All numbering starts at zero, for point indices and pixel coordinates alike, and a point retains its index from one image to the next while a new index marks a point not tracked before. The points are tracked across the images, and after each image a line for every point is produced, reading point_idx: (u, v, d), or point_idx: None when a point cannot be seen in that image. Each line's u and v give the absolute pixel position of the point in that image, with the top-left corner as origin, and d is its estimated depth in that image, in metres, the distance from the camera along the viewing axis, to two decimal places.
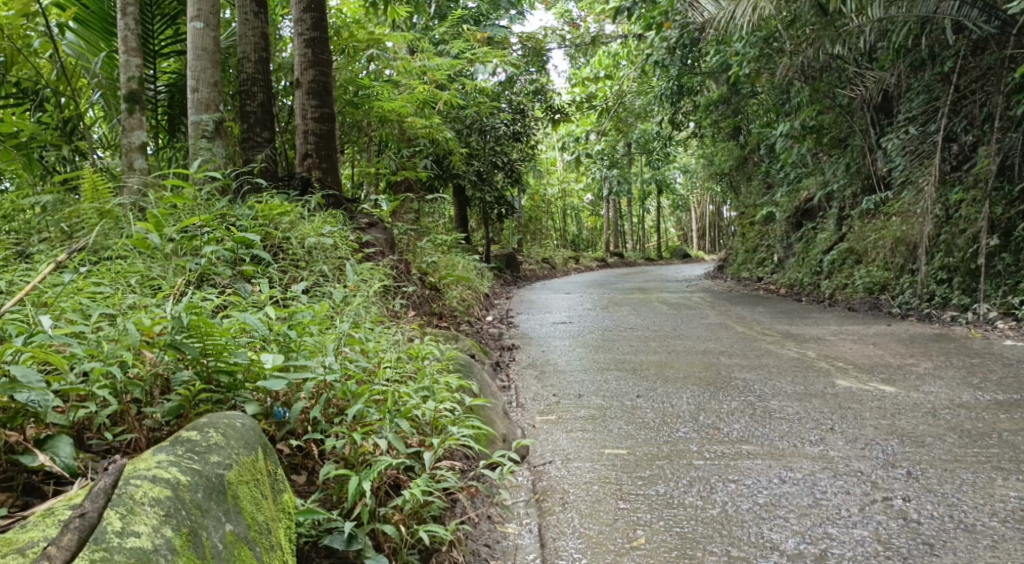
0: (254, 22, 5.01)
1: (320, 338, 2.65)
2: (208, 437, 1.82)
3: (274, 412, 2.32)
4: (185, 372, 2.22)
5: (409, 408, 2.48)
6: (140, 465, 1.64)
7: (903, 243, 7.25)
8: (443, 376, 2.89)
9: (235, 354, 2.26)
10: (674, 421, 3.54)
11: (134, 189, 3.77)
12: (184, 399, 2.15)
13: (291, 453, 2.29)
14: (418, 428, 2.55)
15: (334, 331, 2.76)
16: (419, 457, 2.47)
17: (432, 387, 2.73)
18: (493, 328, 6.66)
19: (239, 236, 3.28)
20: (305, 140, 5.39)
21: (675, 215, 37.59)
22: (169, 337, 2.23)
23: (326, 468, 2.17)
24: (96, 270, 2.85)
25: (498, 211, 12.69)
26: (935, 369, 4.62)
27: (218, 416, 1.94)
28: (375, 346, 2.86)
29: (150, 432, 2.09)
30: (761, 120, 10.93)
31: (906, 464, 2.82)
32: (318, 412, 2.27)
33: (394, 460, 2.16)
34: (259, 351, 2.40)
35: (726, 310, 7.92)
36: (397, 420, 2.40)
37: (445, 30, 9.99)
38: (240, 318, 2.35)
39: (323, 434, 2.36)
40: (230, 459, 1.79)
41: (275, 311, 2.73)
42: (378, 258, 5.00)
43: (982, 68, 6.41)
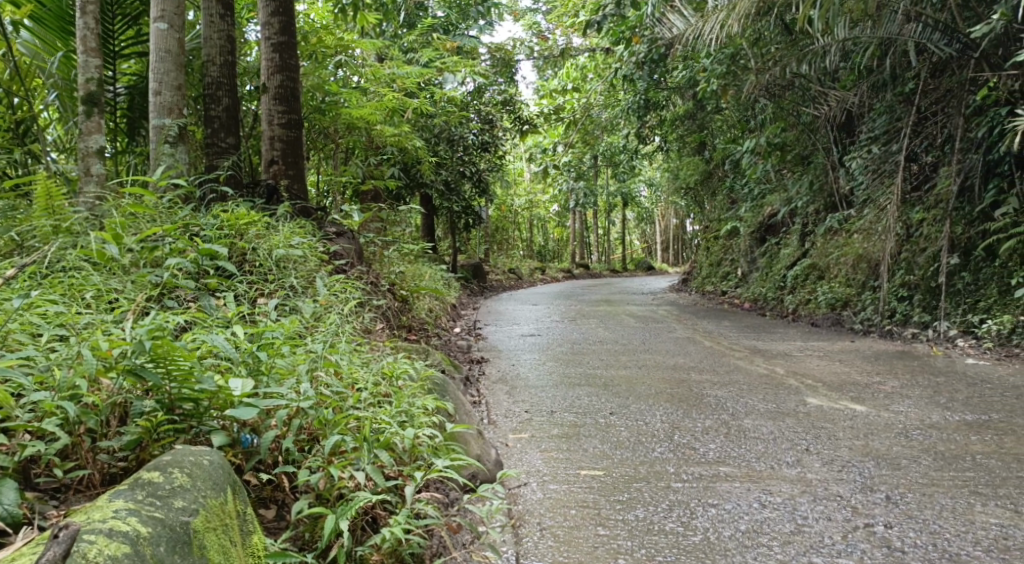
0: (220, 24, 4.87)
1: (291, 360, 2.53)
2: (173, 478, 1.76)
3: (241, 440, 2.22)
4: (145, 401, 2.11)
5: (388, 437, 2.35)
6: (96, 516, 1.58)
7: (865, 260, 7.34)
8: (420, 398, 2.78)
9: (201, 381, 2.14)
10: (650, 440, 3.49)
11: (89, 196, 3.60)
12: (145, 430, 2.06)
13: (260, 485, 2.19)
14: (397, 456, 2.43)
15: (306, 352, 2.65)
16: (398, 489, 2.34)
17: (410, 412, 2.62)
18: (461, 341, 6.55)
19: (204, 248, 3.14)
20: (271, 147, 5.25)
21: (640, 228, 37.87)
22: (128, 362, 2.09)
23: (299, 505, 2.07)
24: (47, 283, 2.70)
25: (465, 220, 12.58)
26: (902, 387, 4.65)
27: (184, 453, 1.86)
28: (349, 367, 2.75)
29: (104, 468, 2.01)
30: (726, 136, 11.04)
31: (884, 488, 2.81)
32: (289, 443, 2.16)
33: (371, 496, 2.05)
34: (226, 375, 2.28)
35: (693, 324, 7.93)
36: (376, 451, 2.27)
37: (414, 38, 9.89)
38: (208, 343, 2.23)
39: (295, 465, 2.25)
40: (196, 503, 1.73)
41: (244, 330, 2.61)
42: (346, 269, 4.87)
43: (942, 90, 6.52)
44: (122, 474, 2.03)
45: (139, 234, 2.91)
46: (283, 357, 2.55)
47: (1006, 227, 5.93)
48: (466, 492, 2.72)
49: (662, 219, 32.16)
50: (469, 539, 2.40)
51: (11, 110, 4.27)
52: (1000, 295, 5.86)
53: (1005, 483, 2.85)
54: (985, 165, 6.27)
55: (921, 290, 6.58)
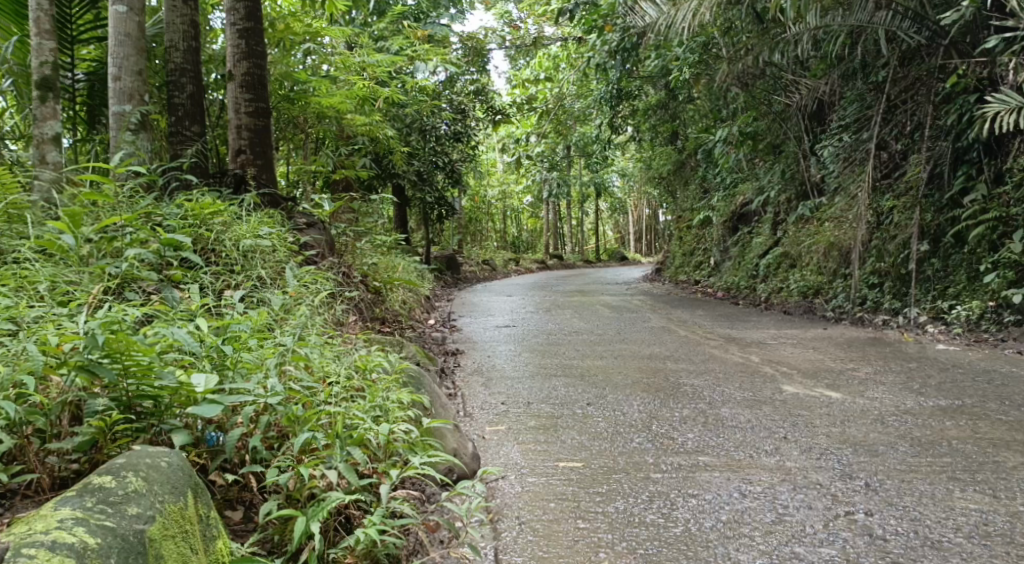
0: (183, 9, 4.71)
1: (259, 354, 2.45)
2: (127, 483, 1.68)
3: (206, 438, 2.14)
4: (99, 399, 2.01)
5: (362, 433, 2.27)
6: (39, 528, 1.51)
7: (836, 249, 7.39)
8: (394, 392, 2.70)
9: (160, 377, 2.04)
10: (628, 431, 3.45)
11: (45, 187, 3.45)
12: (99, 431, 1.96)
13: (226, 486, 2.12)
14: (371, 453, 2.36)
15: (275, 345, 2.57)
16: (372, 487, 2.27)
17: (384, 406, 2.55)
18: (435, 332, 6.47)
19: (166, 238, 3.02)
20: (238, 136, 5.11)
21: (613, 219, 37.97)
22: (80, 358, 1.98)
23: (267, 506, 1.99)
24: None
25: (438, 212, 12.42)
26: (875, 373, 4.68)
27: (139, 456, 1.78)
28: (321, 362, 2.68)
29: (53, 471, 1.91)
30: (698, 126, 11.07)
31: (863, 475, 2.80)
32: (256, 442, 2.09)
33: (343, 496, 1.98)
34: (188, 371, 2.19)
35: (667, 313, 7.94)
36: (348, 448, 2.20)
37: (384, 26, 9.73)
38: (170, 336, 2.15)
39: (263, 464, 2.17)
40: (152, 509, 1.64)
41: (208, 323, 2.52)
42: (316, 261, 4.77)
43: (911, 79, 6.56)
44: (73, 478, 1.92)
45: (97, 225, 2.78)
46: (251, 350, 2.47)
47: (974, 214, 6.00)
48: (443, 488, 2.67)
49: (635, 209, 32.28)
50: (447, 536, 2.34)
51: None
52: (969, 281, 5.92)
53: (982, 468, 2.86)
54: (954, 152, 6.31)
55: (892, 277, 6.63)
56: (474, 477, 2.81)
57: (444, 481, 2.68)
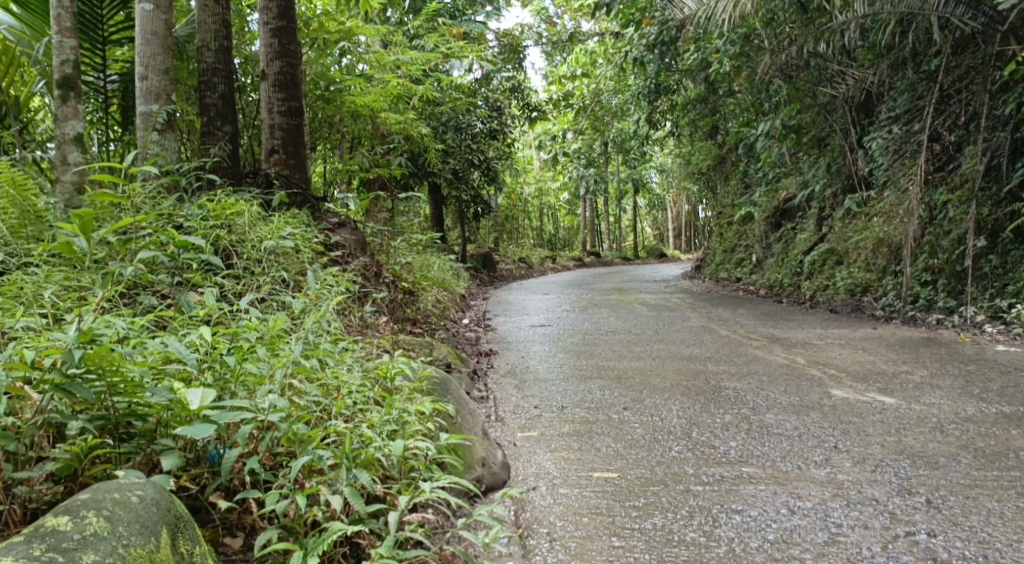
0: (215, 8, 4.66)
1: (269, 364, 2.36)
2: (85, 526, 1.61)
3: (208, 457, 2.09)
4: (79, 420, 1.94)
5: (371, 454, 2.19)
6: None
7: (885, 245, 7.09)
8: (413, 403, 2.61)
9: (151, 393, 1.99)
10: (667, 438, 3.28)
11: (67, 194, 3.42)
12: (75, 456, 1.90)
13: (226, 509, 2.06)
14: (385, 472, 2.29)
15: (285, 354, 2.48)
16: (382, 512, 2.19)
17: (400, 419, 2.47)
18: (469, 332, 6.36)
19: (180, 240, 2.93)
20: (272, 136, 5.06)
21: (652, 215, 37.48)
22: (58, 376, 1.91)
23: (265, 536, 1.91)
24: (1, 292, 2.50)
25: (474, 209, 12.31)
26: (931, 377, 4.42)
27: (107, 490, 1.71)
28: (336, 371, 2.60)
29: (26, 501, 1.83)
30: (739, 120, 10.76)
31: (924, 490, 2.59)
32: (255, 465, 2.01)
33: (345, 528, 1.90)
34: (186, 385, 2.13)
35: (708, 312, 7.70)
36: (355, 471, 2.11)
37: (420, 24, 9.62)
38: (165, 349, 2.08)
39: (265, 488, 2.09)
40: (111, 557, 1.58)
41: (214, 332, 2.45)
42: (344, 262, 4.70)
43: (965, 68, 6.24)
44: (47, 508, 1.85)
45: (108, 228, 2.70)
46: (259, 361, 2.39)
47: None
48: (471, 501, 2.58)
49: (674, 204, 31.83)
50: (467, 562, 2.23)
51: None
52: None
53: None
54: (1012, 143, 6.01)
55: (945, 274, 6.32)
56: (505, 489, 2.71)
57: (472, 494, 2.60)
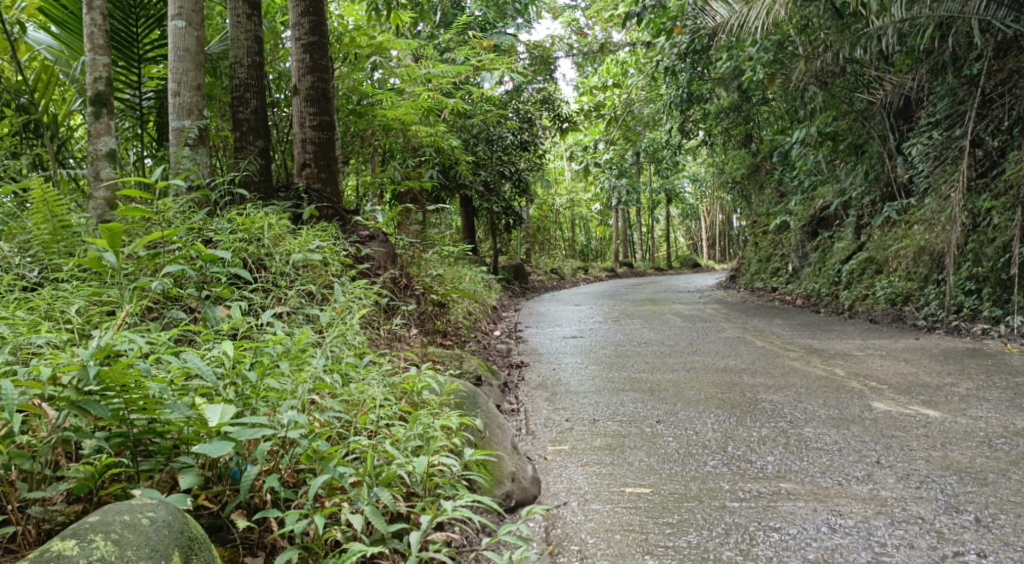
0: (247, 25, 4.73)
1: (291, 379, 2.36)
2: (92, 550, 1.62)
3: (231, 473, 2.09)
4: (96, 438, 1.96)
5: (393, 472, 2.18)
6: None
7: (926, 253, 6.90)
8: (439, 418, 2.59)
9: (168, 410, 2.00)
10: (702, 452, 3.20)
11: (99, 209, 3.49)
12: (90, 475, 1.92)
13: (246, 528, 2.05)
14: (409, 489, 2.28)
15: (308, 368, 2.47)
16: (404, 532, 2.17)
17: (425, 434, 2.45)
18: (500, 344, 6.33)
19: (208, 254, 2.97)
20: (304, 150, 5.11)
21: (685, 224, 37.11)
22: (71, 393, 1.91)
23: (285, 556, 1.91)
24: (29, 307, 2.51)
25: (506, 221, 12.29)
26: (978, 390, 4.26)
27: (116, 512, 1.71)
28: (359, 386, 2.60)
29: (40, 523, 1.85)
30: (773, 128, 10.62)
31: (972, 508, 2.48)
32: (274, 484, 2.01)
33: (363, 550, 1.90)
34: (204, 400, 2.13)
35: (743, 323, 7.55)
36: (377, 489, 2.10)
37: (450, 37, 9.65)
38: (186, 364, 2.10)
39: (285, 507, 2.09)
40: None
41: (235, 347, 2.45)
42: (373, 275, 4.70)
43: (1007, 71, 6.07)
44: (60, 528, 1.87)
45: (136, 242, 2.72)
46: (281, 376, 2.38)
47: None
48: (502, 516, 2.56)
49: (708, 214, 31.50)
50: None
51: (19, 113, 4.12)
52: None
53: None
54: None
55: (990, 283, 6.12)
56: (536, 503, 2.68)
57: (502, 508, 2.58)
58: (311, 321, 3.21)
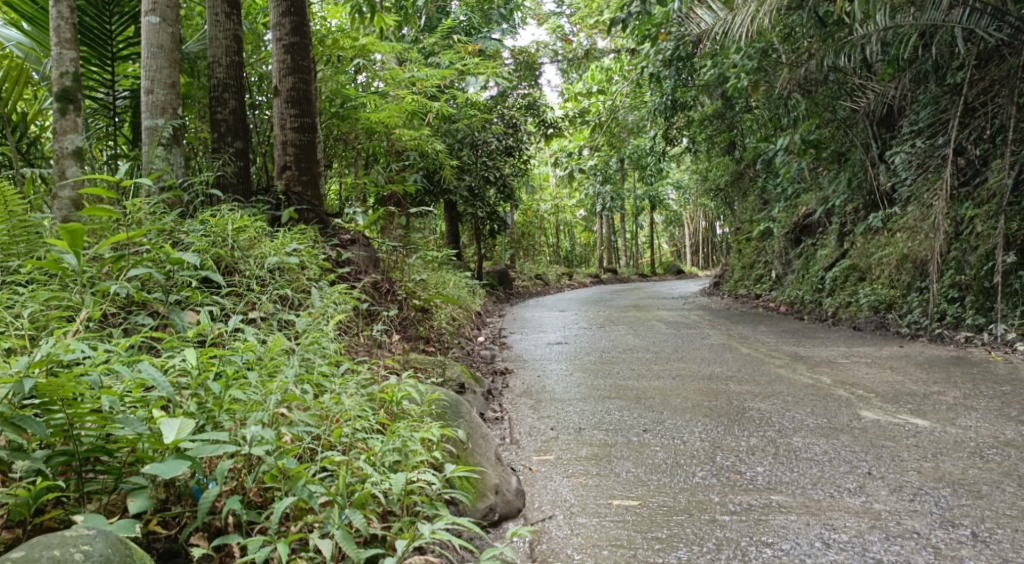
0: (226, 24, 4.61)
1: (261, 391, 2.26)
2: None
3: (193, 493, 2.00)
4: (38, 457, 1.85)
5: (367, 493, 2.07)
6: None
7: (909, 260, 6.89)
8: (420, 431, 2.49)
9: (120, 425, 1.90)
10: (691, 462, 3.12)
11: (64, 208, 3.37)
12: (24, 502, 1.79)
13: (206, 554, 1.93)
14: (385, 509, 2.17)
15: (279, 378, 2.37)
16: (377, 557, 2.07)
17: (403, 448, 2.35)
18: (484, 350, 6.23)
19: (176, 257, 2.85)
20: (284, 152, 4.99)
21: (669, 231, 37.23)
22: (8, 408, 1.81)
23: None
24: None
25: (490, 227, 12.19)
26: (965, 398, 4.21)
27: (49, 544, 1.61)
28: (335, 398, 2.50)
29: None
30: (756, 135, 10.62)
31: (968, 522, 2.42)
32: (236, 506, 1.91)
33: None
34: (161, 414, 2.02)
35: (727, 330, 7.50)
36: (348, 512, 2.00)
37: (435, 42, 9.55)
38: (141, 375, 2.00)
39: (248, 530, 1.98)
40: None
41: (202, 354, 2.35)
42: (353, 281, 4.59)
43: (988, 80, 6.08)
44: None
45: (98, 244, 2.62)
46: (249, 386, 2.29)
47: None
48: (483, 532, 2.47)
49: (691, 221, 31.67)
50: None
51: None
52: None
53: None
54: None
55: (973, 291, 6.12)
56: (519, 517, 2.59)
57: (484, 525, 2.50)
58: (287, 327, 3.10)
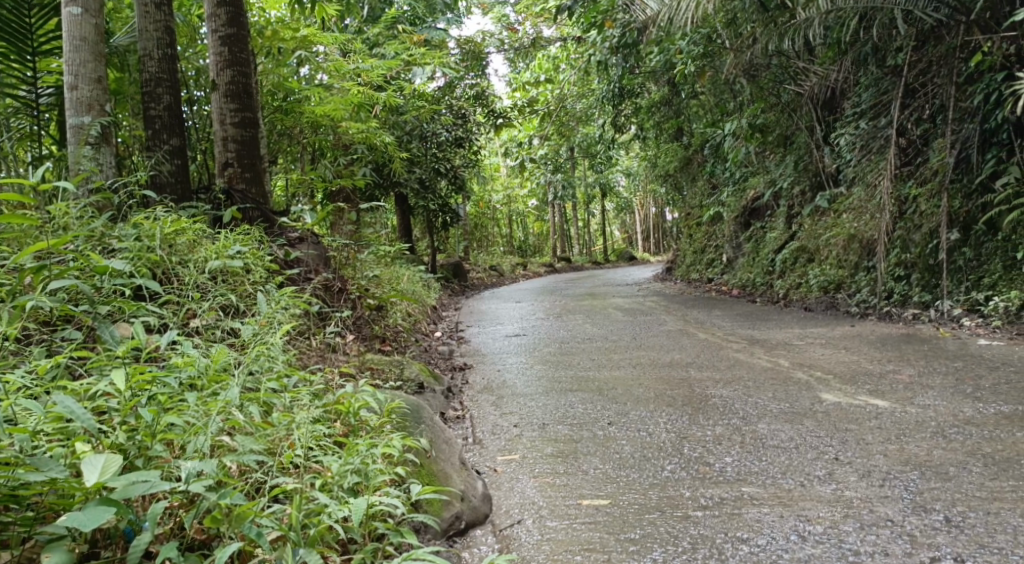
0: (157, 14, 4.35)
1: (201, 413, 2.11)
2: None
3: (123, 533, 1.82)
4: None
5: (323, 527, 1.93)
6: None
7: (857, 240, 6.98)
8: (378, 446, 2.36)
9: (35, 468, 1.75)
10: (659, 456, 3.05)
11: None
12: None
13: None
14: (344, 540, 2.05)
15: (221, 398, 2.21)
16: None
17: (363, 469, 2.22)
18: (441, 346, 6.10)
19: (101, 265, 2.68)
20: (225, 149, 4.76)
21: (620, 218, 37.42)
22: None
23: None
24: None
25: (443, 219, 12.01)
26: (920, 376, 4.26)
27: None
28: (286, 415, 2.35)
29: None
30: (704, 121, 10.68)
31: (940, 507, 2.43)
32: (172, 553, 1.75)
33: None
34: (81, 451, 1.88)
35: (683, 315, 7.51)
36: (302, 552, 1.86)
37: (379, 32, 9.31)
38: (56, 409, 1.88)
39: None
40: None
41: (132, 374, 2.21)
42: (301, 281, 4.40)
43: (926, 62, 6.16)
44: None
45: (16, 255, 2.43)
46: (187, 410, 2.14)
47: (1008, 199, 5.47)
48: (450, 543, 2.37)
49: (642, 208, 31.95)
50: None
51: None
52: (1005, 270, 5.46)
53: None
54: (981, 135, 5.82)
55: (919, 269, 6.20)
56: (487, 524, 2.49)
57: (451, 534, 2.39)
58: (231, 335, 2.94)
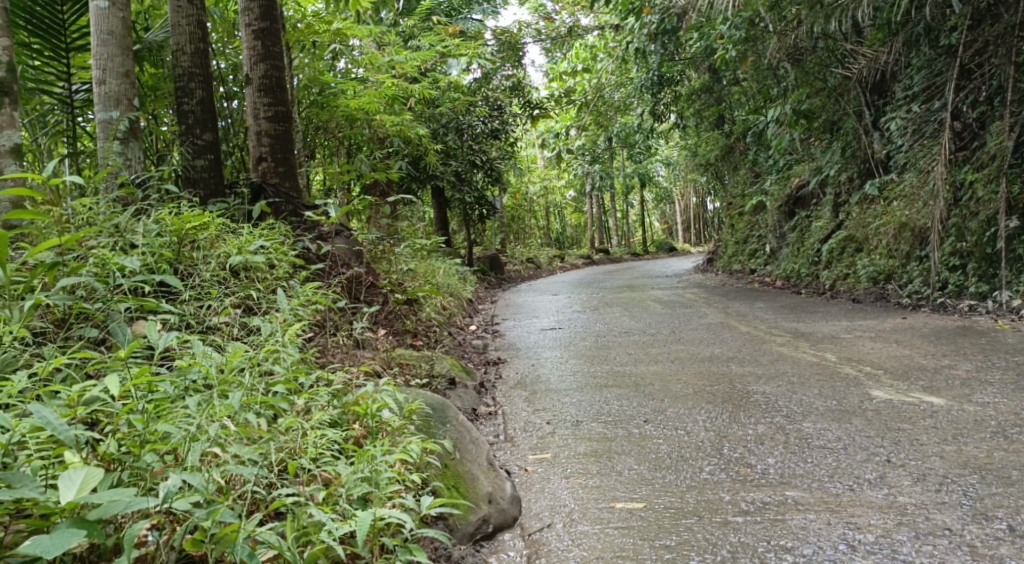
0: (189, 9, 4.32)
1: (200, 420, 2.08)
2: None
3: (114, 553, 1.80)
4: None
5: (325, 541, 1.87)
6: None
7: (907, 229, 6.67)
8: (390, 453, 2.29)
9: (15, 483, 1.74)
10: (697, 457, 2.91)
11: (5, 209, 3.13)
12: None
13: None
14: (354, 551, 1.99)
15: (222, 406, 2.18)
16: None
17: (373, 477, 2.16)
18: (476, 340, 6.01)
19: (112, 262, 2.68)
20: (259, 143, 4.72)
21: (660, 209, 36.86)
22: None
23: None
24: None
25: (479, 211, 11.91)
26: (978, 372, 4.02)
27: None
28: (294, 422, 2.30)
29: None
30: (745, 108, 10.36)
31: (1003, 515, 2.25)
32: None
33: None
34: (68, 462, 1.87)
35: (724, 307, 7.30)
36: None
37: (414, 24, 9.23)
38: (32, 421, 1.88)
39: None
40: None
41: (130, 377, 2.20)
42: (329, 277, 4.35)
43: (982, 42, 5.87)
44: None
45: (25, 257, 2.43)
46: (189, 417, 2.11)
47: None
48: (476, 547, 2.29)
49: (682, 198, 31.45)
50: None
51: None
52: None
53: None
54: None
55: (975, 258, 5.88)
56: (516, 527, 2.40)
57: (477, 539, 2.31)
58: (252, 333, 2.90)
